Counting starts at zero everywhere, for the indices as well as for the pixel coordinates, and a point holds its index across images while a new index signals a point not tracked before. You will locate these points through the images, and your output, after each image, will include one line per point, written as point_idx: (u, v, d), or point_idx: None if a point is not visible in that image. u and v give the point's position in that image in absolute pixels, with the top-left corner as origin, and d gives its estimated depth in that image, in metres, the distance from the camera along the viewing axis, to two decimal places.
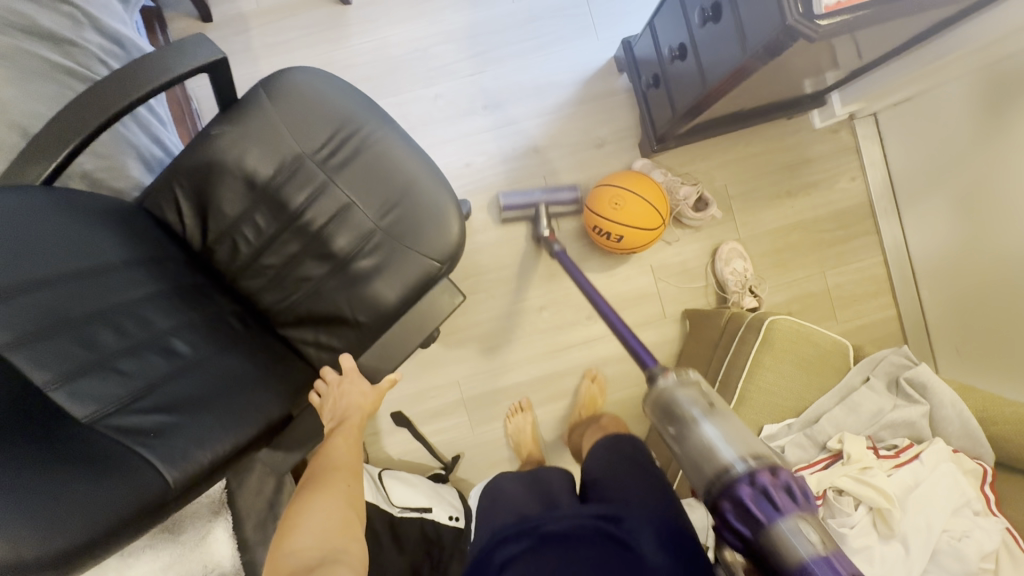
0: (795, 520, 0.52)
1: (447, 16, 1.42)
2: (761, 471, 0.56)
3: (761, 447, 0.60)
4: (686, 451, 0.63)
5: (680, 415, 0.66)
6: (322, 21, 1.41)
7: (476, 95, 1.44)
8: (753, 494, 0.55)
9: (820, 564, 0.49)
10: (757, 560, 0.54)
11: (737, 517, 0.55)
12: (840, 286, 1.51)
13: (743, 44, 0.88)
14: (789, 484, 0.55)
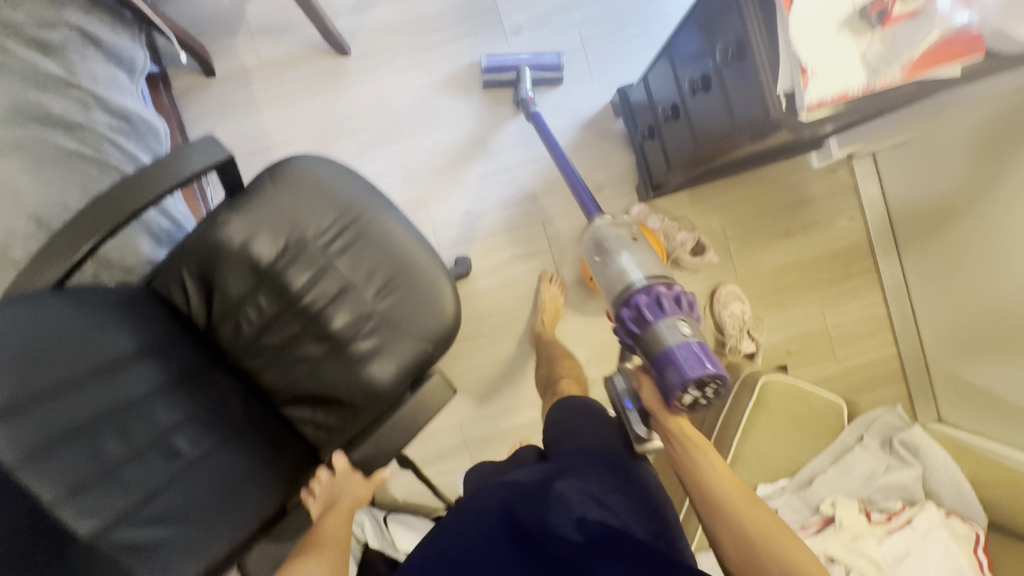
0: (673, 319, 0.76)
1: (444, 64, 1.44)
2: (656, 285, 0.80)
3: (663, 273, 0.83)
4: (607, 276, 0.85)
5: (609, 248, 0.87)
6: (322, 72, 1.43)
7: (474, 143, 1.45)
8: (648, 302, 0.78)
9: (682, 343, 0.74)
10: (641, 346, 0.78)
11: (635, 318, 0.79)
12: (840, 324, 1.52)
13: (731, 120, 0.89)
14: (676, 295, 0.79)
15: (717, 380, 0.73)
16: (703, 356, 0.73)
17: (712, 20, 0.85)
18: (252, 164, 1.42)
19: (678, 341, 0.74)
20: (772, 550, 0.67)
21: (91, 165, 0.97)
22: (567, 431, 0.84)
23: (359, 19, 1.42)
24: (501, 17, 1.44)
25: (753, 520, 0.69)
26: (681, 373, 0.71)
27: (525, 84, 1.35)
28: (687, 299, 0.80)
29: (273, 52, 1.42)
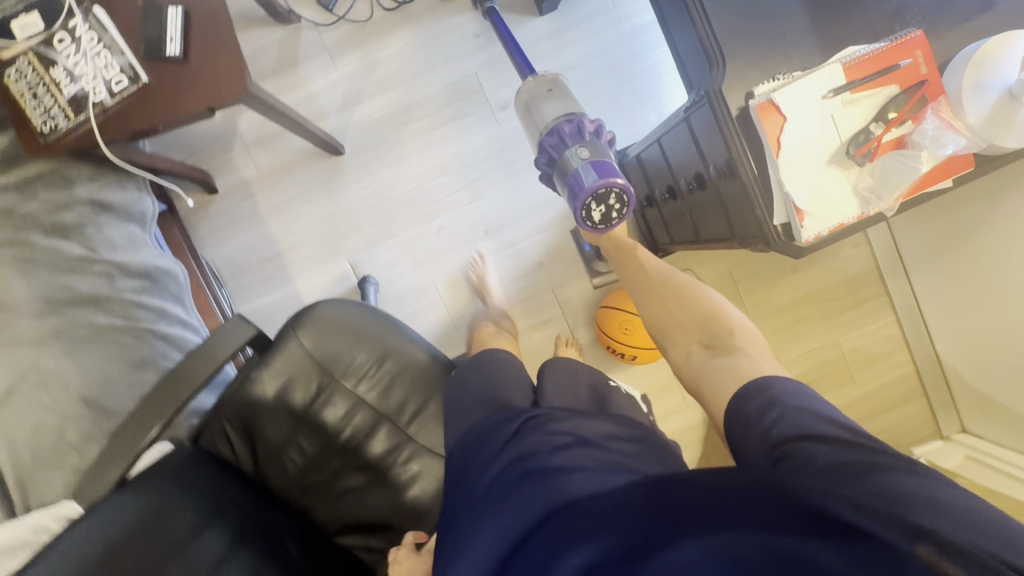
0: (574, 148, 0.81)
1: (438, 149, 1.46)
2: (577, 118, 0.84)
3: (574, 108, 0.87)
4: (529, 123, 0.92)
5: (526, 105, 0.92)
6: (320, 173, 1.46)
7: (476, 222, 1.48)
8: (554, 141, 0.84)
9: (582, 166, 0.80)
10: (557, 173, 0.84)
11: (545, 157, 0.86)
12: (856, 349, 1.54)
13: (730, 226, 0.91)
14: (594, 127, 0.84)
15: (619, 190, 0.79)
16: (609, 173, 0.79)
17: (700, 135, 0.87)
18: (266, 271, 1.46)
19: (582, 165, 0.79)
20: (680, 305, 0.78)
21: (122, 334, 1.02)
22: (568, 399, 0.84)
23: (348, 116, 1.44)
24: (486, 95, 1.46)
25: (664, 286, 0.82)
26: (581, 194, 0.79)
27: None
28: (592, 124, 0.84)
29: (271, 161, 1.45)
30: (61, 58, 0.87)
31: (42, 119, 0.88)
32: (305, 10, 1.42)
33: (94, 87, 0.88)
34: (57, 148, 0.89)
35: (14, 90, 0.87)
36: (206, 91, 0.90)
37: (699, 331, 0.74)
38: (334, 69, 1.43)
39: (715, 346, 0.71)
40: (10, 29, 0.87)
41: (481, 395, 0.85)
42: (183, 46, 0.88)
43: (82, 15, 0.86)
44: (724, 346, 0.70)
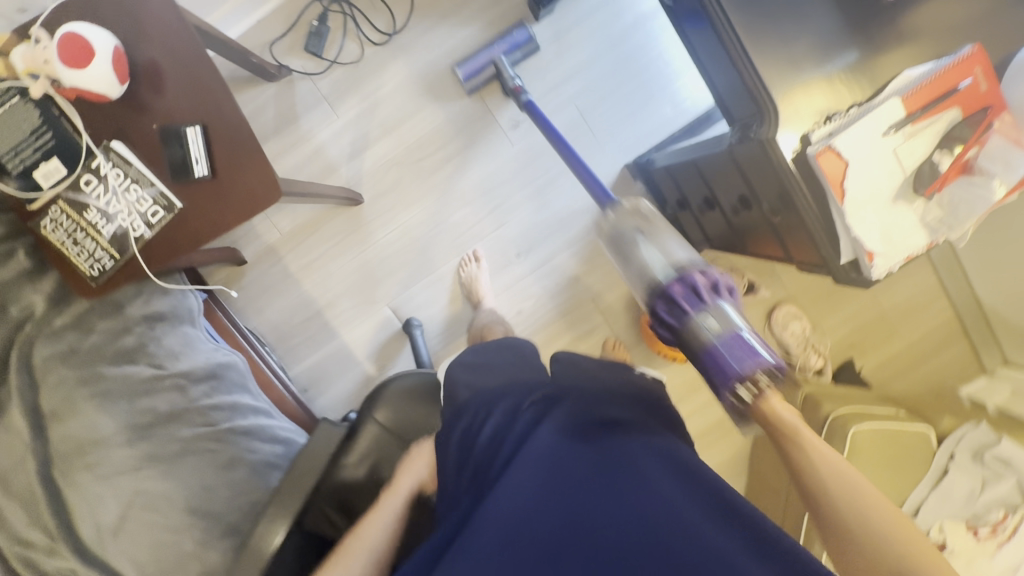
0: (701, 311, 0.74)
1: (455, 181, 1.44)
2: (689, 275, 0.77)
3: (696, 257, 0.83)
4: (630, 268, 0.85)
5: (628, 244, 0.86)
6: (342, 225, 1.45)
7: (507, 246, 1.47)
8: (680, 292, 0.76)
9: (719, 340, 0.72)
10: (681, 342, 0.76)
11: (667, 312, 0.77)
12: (896, 304, 1.56)
13: (784, 248, 0.92)
14: (710, 283, 0.77)
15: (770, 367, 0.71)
16: (752, 349, 0.71)
17: (747, 167, 0.85)
18: (310, 330, 1.47)
19: (719, 336, 0.73)
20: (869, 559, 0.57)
21: (210, 440, 1.05)
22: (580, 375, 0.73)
23: (360, 163, 1.41)
24: (495, 116, 1.42)
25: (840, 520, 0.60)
26: (726, 369, 0.71)
27: (510, 72, 1.28)
28: (723, 282, 0.78)
29: (292, 222, 1.44)
30: (92, 201, 0.86)
31: (88, 263, 0.87)
32: (294, 61, 1.36)
33: (132, 222, 0.87)
34: (109, 287, 0.88)
35: (55, 241, 0.86)
36: (242, 205, 0.88)
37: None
38: (336, 117, 1.39)
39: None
40: (33, 180, 0.84)
41: (507, 353, 0.88)
42: (210, 164, 0.86)
43: (102, 153, 0.84)
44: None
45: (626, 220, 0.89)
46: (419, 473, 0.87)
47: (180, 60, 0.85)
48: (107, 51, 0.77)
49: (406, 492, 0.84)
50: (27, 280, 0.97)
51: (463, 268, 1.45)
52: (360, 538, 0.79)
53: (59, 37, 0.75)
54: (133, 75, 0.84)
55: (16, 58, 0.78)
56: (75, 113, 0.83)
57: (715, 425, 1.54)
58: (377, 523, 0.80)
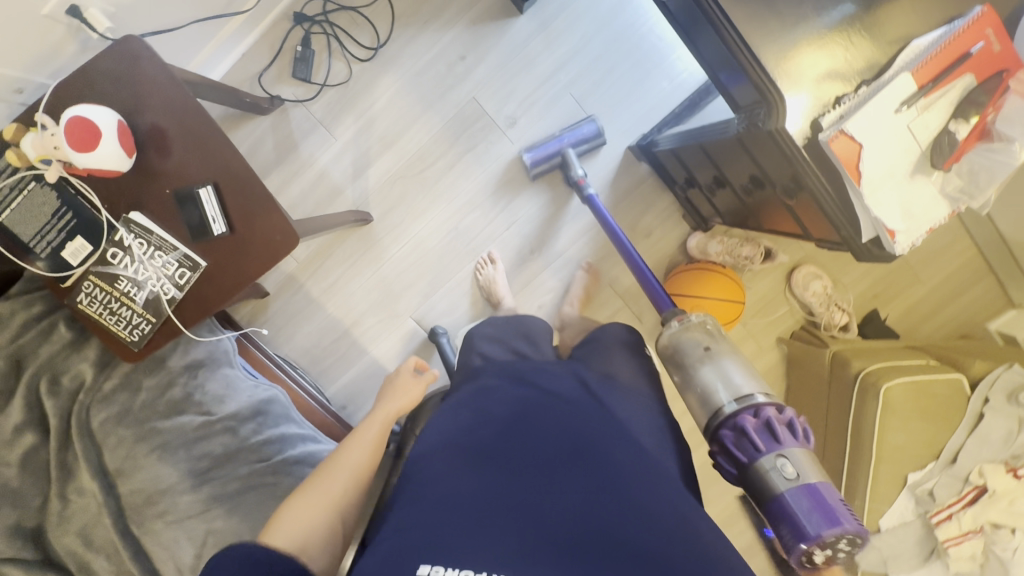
0: (777, 454, 0.63)
1: (460, 186, 1.43)
2: (755, 414, 0.67)
3: (773, 392, 0.71)
4: (690, 385, 0.74)
5: (686, 356, 0.76)
6: (356, 245, 1.46)
7: (520, 244, 1.47)
8: (754, 425, 0.66)
9: (794, 490, 0.61)
10: (746, 483, 0.66)
11: (734, 443, 0.67)
12: (915, 249, 1.55)
13: (802, 222, 0.92)
14: (779, 421, 0.66)
15: (851, 534, 0.59)
16: (829, 513, 0.60)
17: (757, 152, 0.84)
18: (339, 351, 1.49)
19: (795, 487, 0.61)
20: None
21: (266, 474, 1.05)
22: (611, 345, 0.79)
23: (364, 182, 1.41)
24: (492, 116, 1.41)
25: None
26: (801, 527, 0.59)
27: (574, 165, 1.32)
28: (802, 427, 0.67)
29: (307, 249, 1.46)
30: (121, 271, 0.88)
31: (128, 330, 0.90)
32: (285, 89, 1.36)
33: (162, 286, 0.89)
34: (150, 349, 0.91)
35: (93, 313, 0.89)
36: (262, 255, 0.89)
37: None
38: (334, 139, 1.39)
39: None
40: (63, 259, 0.87)
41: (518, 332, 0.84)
42: (226, 221, 0.88)
43: (123, 225, 0.86)
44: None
45: (691, 333, 0.77)
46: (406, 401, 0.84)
47: (184, 123, 0.86)
48: (112, 130, 0.79)
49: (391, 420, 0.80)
50: (71, 348, 1.00)
51: (480, 271, 1.44)
52: (343, 457, 0.73)
53: (65, 123, 0.77)
54: (139, 143, 0.86)
55: (25, 146, 0.80)
56: (90, 191, 0.85)
57: None
58: (359, 444, 0.74)
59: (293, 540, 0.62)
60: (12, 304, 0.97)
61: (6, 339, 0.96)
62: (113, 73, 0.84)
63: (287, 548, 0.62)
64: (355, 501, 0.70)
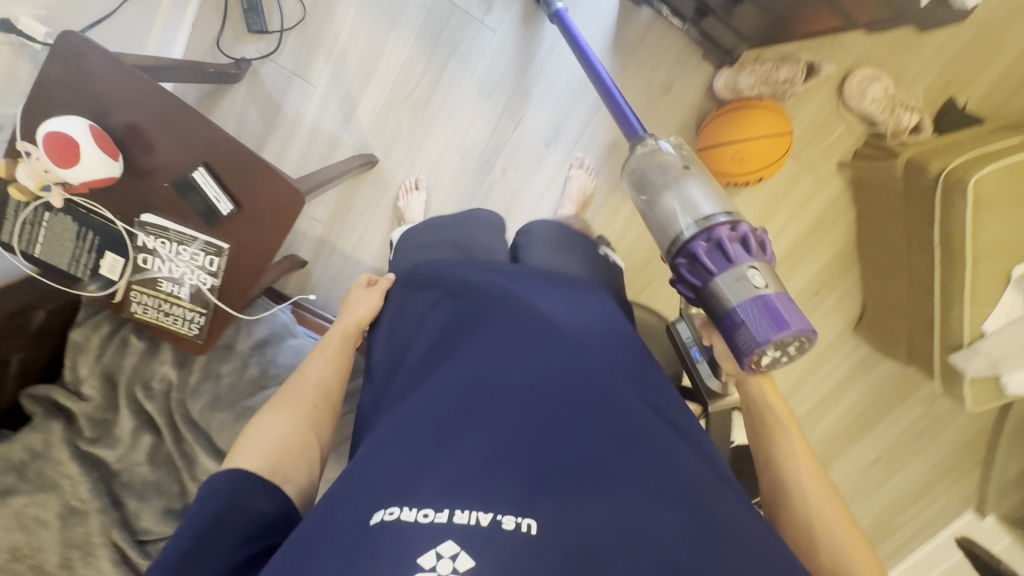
0: (742, 268, 0.68)
1: (452, 99, 1.33)
2: (717, 229, 0.70)
3: (734, 209, 0.73)
4: (652, 214, 0.77)
5: (655, 179, 0.77)
6: (370, 192, 1.41)
7: (533, 140, 1.36)
8: (713, 247, 0.70)
9: (749, 303, 0.67)
10: (702, 301, 0.72)
11: (692, 266, 0.71)
12: (993, 12, 1.29)
13: None
14: (741, 237, 0.70)
15: (802, 335, 0.66)
16: (777, 315, 0.66)
17: None
18: None
19: (748, 299, 0.67)
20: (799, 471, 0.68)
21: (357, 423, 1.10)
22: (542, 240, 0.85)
23: (357, 123, 1.34)
24: (463, 10, 1.29)
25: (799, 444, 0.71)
26: (753, 334, 0.66)
27: None
28: (760, 241, 0.71)
29: (326, 208, 1.43)
30: (157, 273, 0.90)
31: (187, 325, 0.94)
32: (247, 48, 1.28)
33: (198, 277, 0.91)
34: (213, 337, 0.96)
35: (151, 319, 0.93)
36: (277, 221, 0.88)
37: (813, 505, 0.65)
38: (312, 87, 1.31)
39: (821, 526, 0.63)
40: (104, 276, 0.90)
41: (455, 250, 0.84)
42: (231, 198, 0.86)
43: (140, 229, 0.87)
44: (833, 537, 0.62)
45: (663, 158, 0.78)
46: (368, 307, 0.84)
47: (155, 111, 0.83)
48: (86, 135, 0.77)
49: (347, 331, 0.82)
50: (147, 355, 1.04)
51: (403, 197, 1.38)
52: (304, 375, 0.76)
53: (43, 142, 0.75)
54: (119, 144, 0.83)
55: (23, 178, 0.80)
56: (98, 205, 0.86)
57: (807, 230, 1.48)
58: (325, 355, 0.79)
59: (258, 460, 0.62)
60: (83, 330, 1.02)
61: (92, 362, 1.02)
62: (67, 78, 0.80)
63: (259, 459, 0.62)
64: (324, 416, 0.72)
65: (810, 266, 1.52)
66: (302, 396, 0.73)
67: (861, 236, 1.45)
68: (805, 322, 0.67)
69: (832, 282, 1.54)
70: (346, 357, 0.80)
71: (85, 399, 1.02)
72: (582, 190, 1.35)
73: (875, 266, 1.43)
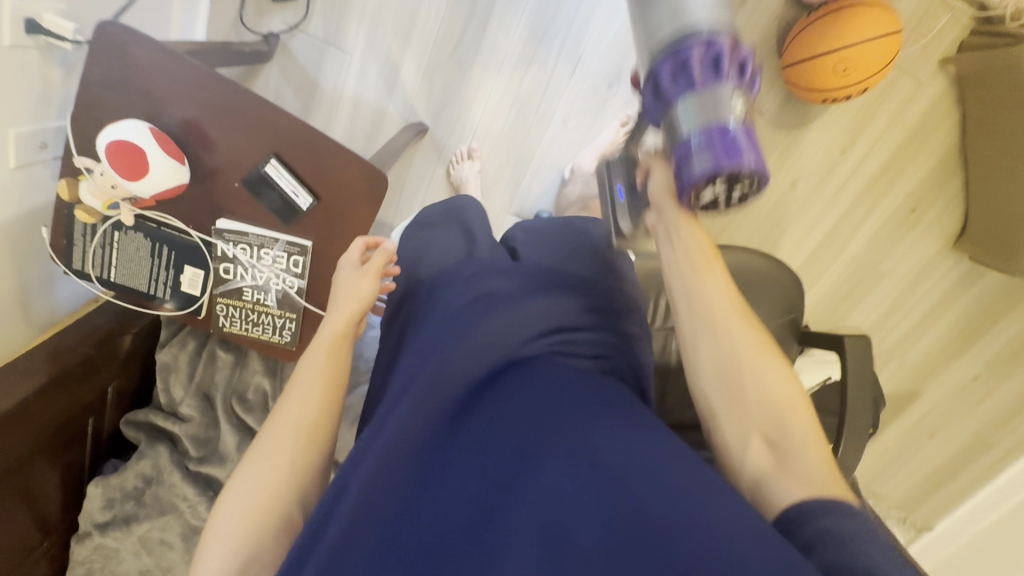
0: (727, 89, 0.52)
1: (502, 47, 1.19)
2: (718, 37, 0.53)
3: (734, 28, 0.55)
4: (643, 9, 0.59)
5: None
6: (425, 162, 1.30)
7: (594, 81, 1.21)
8: (704, 58, 0.53)
9: (719, 124, 0.51)
10: (665, 119, 0.55)
11: (670, 72, 0.55)
12: None
13: None
14: (740, 59, 0.54)
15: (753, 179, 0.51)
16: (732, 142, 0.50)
17: None
18: None
19: (718, 117, 0.51)
20: (755, 384, 0.53)
21: None
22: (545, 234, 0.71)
23: (401, 90, 1.22)
24: None
25: (752, 339, 0.55)
26: (708, 161, 0.50)
27: None
28: (754, 69, 0.54)
29: None
30: (240, 282, 0.83)
31: (278, 333, 0.88)
32: (274, 21, 1.17)
33: (284, 282, 0.84)
34: (306, 342, 0.89)
35: (240, 331, 0.87)
36: (361, 209, 0.79)
37: (767, 422, 0.52)
38: (349, 55, 1.19)
39: (772, 446, 0.51)
40: (185, 293, 0.84)
41: (440, 253, 0.69)
42: (308, 190, 0.77)
43: (218, 238, 0.79)
44: (786, 460, 0.50)
45: None
46: (359, 299, 0.65)
47: (213, 103, 0.72)
48: (149, 140, 0.68)
49: (332, 335, 0.63)
50: (238, 366, 1.00)
51: (454, 168, 1.27)
52: (281, 411, 0.59)
53: (106, 153, 0.68)
54: (181, 145, 0.74)
55: (88, 198, 0.73)
56: (167, 217, 0.78)
57: (903, 142, 1.34)
58: (303, 385, 0.60)
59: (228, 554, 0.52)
60: (170, 350, 0.97)
61: (185, 382, 0.98)
62: (114, 78, 0.70)
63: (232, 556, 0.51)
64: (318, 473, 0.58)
65: (906, 181, 1.38)
66: (280, 446, 0.56)
67: (967, 139, 1.31)
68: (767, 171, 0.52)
69: (931, 197, 1.40)
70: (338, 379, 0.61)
71: (185, 420, 0.98)
72: (613, 146, 1.21)
73: (985, 171, 1.30)
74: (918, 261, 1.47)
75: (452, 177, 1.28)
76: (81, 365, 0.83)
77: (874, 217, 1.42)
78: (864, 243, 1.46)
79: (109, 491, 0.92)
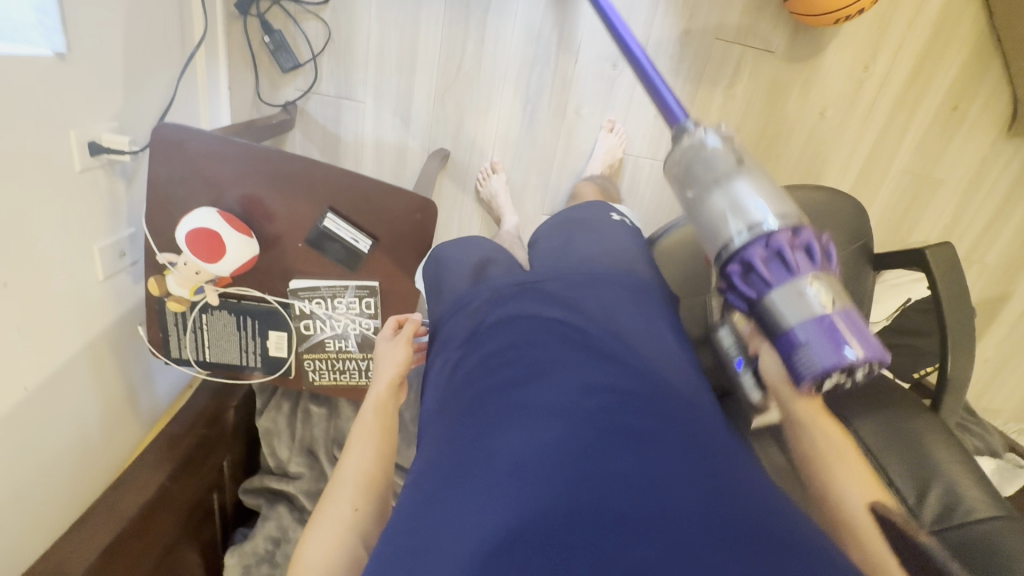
0: (809, 278, 0.55)
1: (502, 58, 1.22)
2: (806, 231, 0.58)
3: (788, 212, 0.58)
4: (695, 217, 0.62)
5: (706, 177, 0.61)
6: (451, 189, 1.33)
7: (599, 65, 1.22)
8: (766, 256, 0.57)
9: (836, 316, 0.54)
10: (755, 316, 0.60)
11: (745, 277, 0.58)
12: None
13: None
14: (805, 245, 0.57)
15: (875, 364, 0.54)
16: (848, 336, 0.53)
17: None
18: None
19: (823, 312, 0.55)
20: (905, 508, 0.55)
21: None
22: (559, 231, 0.69)
23: (418, 123, 1.26)
24: None
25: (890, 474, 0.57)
26: (831, 356, 0.53)
27: None
28: (806, 245, 0.57)
29: None
30: (321, 334, 0.87)
31: (364, 376, 0.91)
32: (289, 90, 1.23)
33: (361, 325, 0.87)
34: None
35: (330, 380, 0.91)
36: (419, 239, 0.82)
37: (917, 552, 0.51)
38: (362, 104, 1.25)
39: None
40: (274, 358, 0.88)
41: (476, 265, 0.68)
42: (367, 233, 0.81)
43: (295, 297, 0.84)
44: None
45: (714, 151, 0.62)
46: (397, 366, 0.70)
47: (266, 176, 0.77)
48: (220, 223, 0.75)
49: (384, 406, 0.68)
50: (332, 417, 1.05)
51: (482, 185, 1.30)
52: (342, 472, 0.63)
53: (187, 243, 0.74)
54: (246, 221, 0.79)
55: (176, 288, 0.80)
56: (244, 289, 0.83)
57: (927, 41, 1.29)
58: (361, 447, 0.64)
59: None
60: (268, 416, 1.02)
61: (288, 442, 1.03)
62: (176, 175, 0.76)
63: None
64: (371, 517, 0.60)
65: (942, 78, 1.32)
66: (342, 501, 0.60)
67: (995, 22, 1.26)
68: (871, 348, 0.54)
69: (972, 89, 1.34)
70: (389, 439, 0.66)
71: (296, 478, 1.02)
72: (611, 153, 1.25)
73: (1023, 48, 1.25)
74: (972, 158, 1.40)
75: (481, 195, 1.30)
76: (199, 445, 0.88)
77: (915, 128, 1.37)
78: (912, 154, 1.39)
79: (245, 559, 0.95)
